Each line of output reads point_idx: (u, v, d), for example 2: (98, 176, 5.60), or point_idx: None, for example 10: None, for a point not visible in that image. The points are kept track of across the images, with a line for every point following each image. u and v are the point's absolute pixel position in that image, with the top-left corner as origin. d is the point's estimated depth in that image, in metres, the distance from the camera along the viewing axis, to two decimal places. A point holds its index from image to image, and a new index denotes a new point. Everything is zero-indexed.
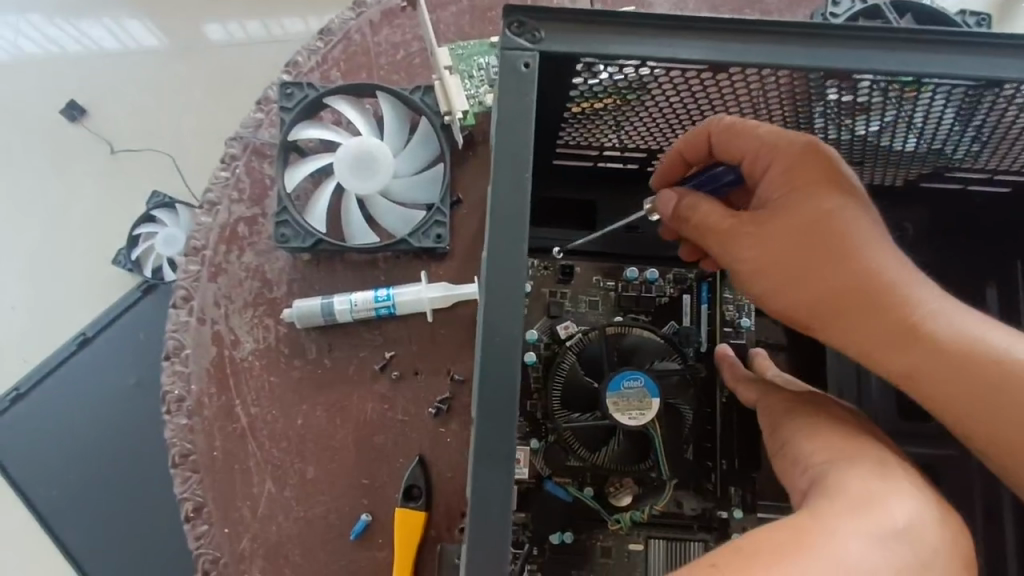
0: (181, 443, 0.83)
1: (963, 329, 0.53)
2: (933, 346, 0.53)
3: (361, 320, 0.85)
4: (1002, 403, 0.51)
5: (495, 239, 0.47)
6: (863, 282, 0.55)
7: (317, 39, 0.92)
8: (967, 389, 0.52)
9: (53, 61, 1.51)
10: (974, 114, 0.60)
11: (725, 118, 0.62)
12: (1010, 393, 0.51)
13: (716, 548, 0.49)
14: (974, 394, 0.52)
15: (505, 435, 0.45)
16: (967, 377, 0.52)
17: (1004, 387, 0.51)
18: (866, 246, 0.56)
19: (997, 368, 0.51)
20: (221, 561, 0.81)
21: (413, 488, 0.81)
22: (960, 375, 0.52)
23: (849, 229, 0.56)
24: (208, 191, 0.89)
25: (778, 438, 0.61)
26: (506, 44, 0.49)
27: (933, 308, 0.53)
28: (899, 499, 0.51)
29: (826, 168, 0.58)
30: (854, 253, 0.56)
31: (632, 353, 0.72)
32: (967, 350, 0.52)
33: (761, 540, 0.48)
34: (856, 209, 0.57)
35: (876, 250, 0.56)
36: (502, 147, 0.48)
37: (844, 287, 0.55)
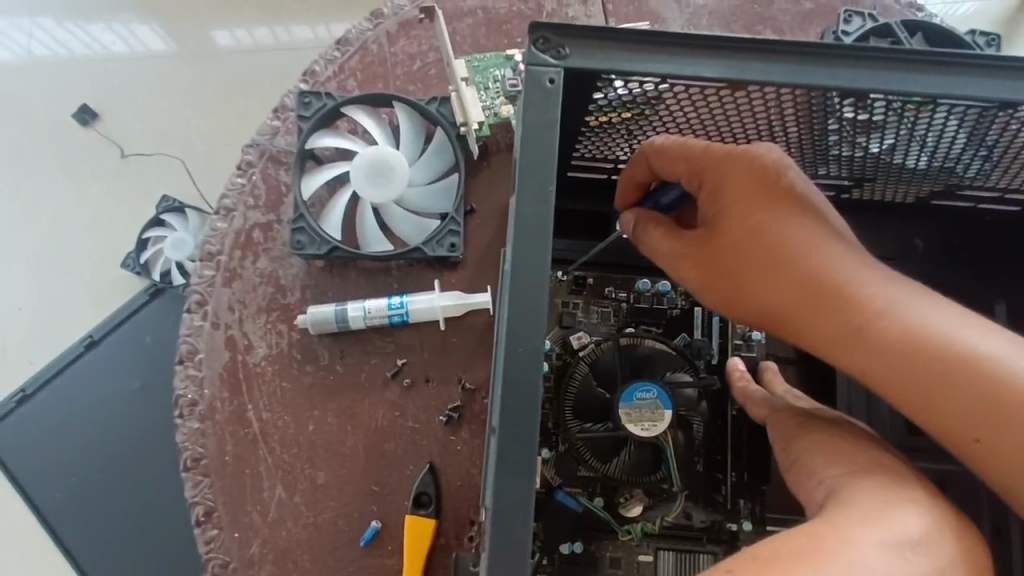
0: (193, 447, 0.83)
1: (914, 325, 0.52)
2: (883, 351, 0.52)
3: (374, 327, 0.86)
4: (964, 398, 0.50)
5: (520, 249, 0.48)
6: (804, 294, 0.55)
7: (334, 48, 0.93)
8: (924, 386, 0.51)
9: (65, 66, 1.52)
10: (986, 134, 0.61)
11: (657, 141, 0.61)
12: (968, 385, 0.50)
13: (732, 555, 0.49)
14: (934, 391, 0.51)
15: (527, 441, 0.45)
16: (921, 377, 0.51)
17: (961, 381, 0.50)
18: (807, 254, 0.55)
19: (951, 362, 0.50)
20: (230, 566, 0.81)
21: (423, 495, 0.82)
22: (914, 374, 0.51)
23: (787, 239, 0.56)
24: (224, 197, 0.90)
25: (791, 452, 0.63)
26: (531, 60, 0.50)
27: (877, 309, 0.53)
28: (911, 509, 0.52)
29: (765, 172, 0.58)
30: (795, 265, 0.55)
31: (644, 364, 0.73)
32: (919, 346, 0.51)
33: (775, 549, 0.48)
34: (790, 221, 0.57)
35: (820, 257, 0.55)
36: (527, 158, 0.49)
37: (788, 301, 0.56)
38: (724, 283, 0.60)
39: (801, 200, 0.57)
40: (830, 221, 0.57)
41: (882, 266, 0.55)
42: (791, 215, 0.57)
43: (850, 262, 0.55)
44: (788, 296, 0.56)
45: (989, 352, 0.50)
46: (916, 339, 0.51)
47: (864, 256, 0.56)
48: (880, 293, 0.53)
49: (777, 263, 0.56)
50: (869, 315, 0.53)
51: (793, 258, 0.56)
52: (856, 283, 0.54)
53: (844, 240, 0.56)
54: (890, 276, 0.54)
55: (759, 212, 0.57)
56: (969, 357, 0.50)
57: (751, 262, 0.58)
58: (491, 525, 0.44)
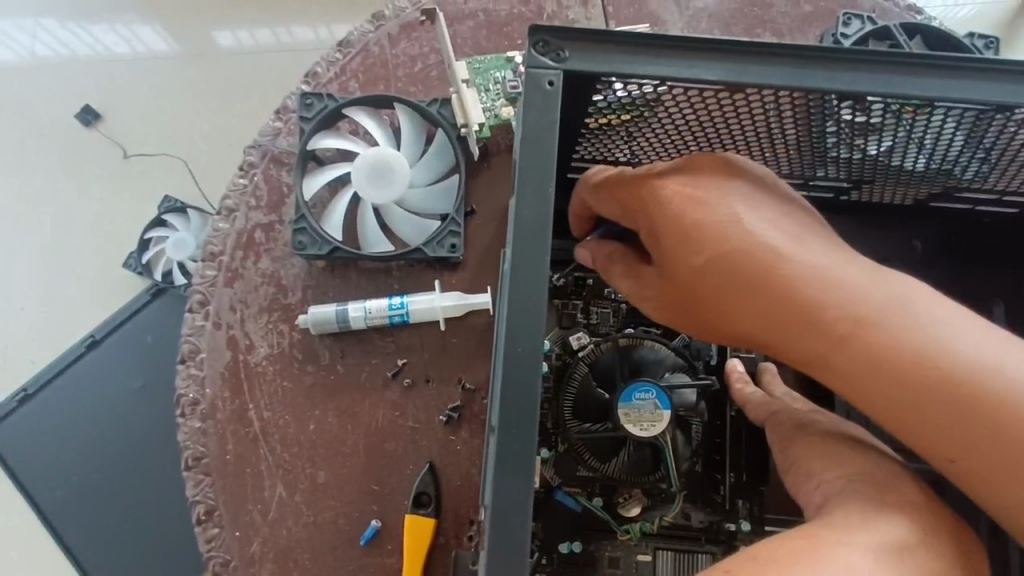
0: (194, 446, 0.84)
1: (872, 348, 0.52)
2: (846, 376, 0.53)
3: (374, 327, 0.86)
4: (934, 413, 0.50)
5: (520, 254, 0.48)
6: (763, 325, 0.55)
7: (336, 50, 0.94)
8: (890, 406, 0.52)
9: (68, 67, 1.53)
10: (983, 136, 0.61)
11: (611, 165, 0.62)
12: (934, 401, 0.50)
13: (730, 556, 0.50)
14: (900, 411, 0.52)
15: (528, 445, 0.46)
16: (885, 399, 0.52)
17: (922, 391, 0.50)
18: (758, 280, 0.54)
19: (912, 369, 0.51)
20: (230, 564, 0.81)
21: (423, 495, 0.82)
22: (879, 397, 0.52)
23: (741, 263, 0.54)
24: (226, 198, 0.90)
25: (789, 453, 0.63)
26: (530, 62, 0.51)
27: (834, 334, 0.53)
28: (905, 514, 0.53)
29: (715, 191, 0.56)
30: (750, 295, 0.54)
31: (643, 365, 0.74)
32: (880, 369, 0.52)
33: (775, 549, 0.49)
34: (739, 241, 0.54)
35: (773, 282, 0.53)
36: (526, 164, 0.50)
37: (748, 332, 0.56)
38: (689, 311, 0.60)
39: (753, 215, 0.55)
40: (782, 231, 0.55)
41: (840, 275, 0.53)
42: (745, 235, 0.55)
43: (804, 280, 0.53)
44: (747, 327, 0.56)
45: (954, 358, 0.50)
46: (875, 363, 0.52)
47: (820, 265, 0.54)
48: (835, 314, 0.52)
49: (732, 295, 0.55)
50: (828, 342, 0.53)
51: (747, 287, 0.54)
52: (810, 306, 0.53)
53: (800, 251, 0.54)
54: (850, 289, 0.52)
55: (713, 235, 0.55)
56: (935, 368, 0.50)
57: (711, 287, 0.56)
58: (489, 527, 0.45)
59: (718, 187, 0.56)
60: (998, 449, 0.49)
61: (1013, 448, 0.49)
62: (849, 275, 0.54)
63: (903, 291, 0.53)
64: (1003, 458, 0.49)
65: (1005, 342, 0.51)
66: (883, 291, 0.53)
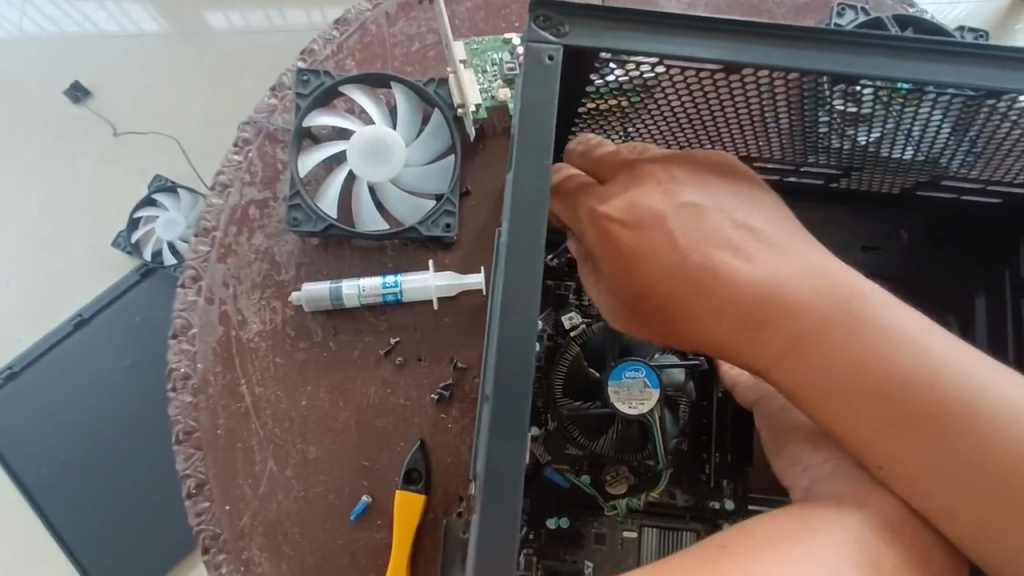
0: (185, 420, 0.84)
1: (819, 356, 0.54)
2: (794, 383, 0.55)
3: (368, 305, 0.87)
4: (879, 418, 0.53)
5: (515, 245, 0.49)
6: (718, 328, 0.56)
7: (333, 28, 0.93)
8: (838, 413, 0.54)
9: (58, 44, 1.51)
10: (971, 126, 0.62)
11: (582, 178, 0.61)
12: (878, 403, 0.53)
13: (724, 533, 0.52)
14: (843, 412, 0.54)
15: (521, 428, 0.46)
16: (835, 406, 0.54)
17: (862, 389, 0.53)
18: (708, 288, 0.56)
19: (856, 372, 0.53)
20: (221, 537, 0.82)
21: (413, 472, 0.83)
22: (831, 404, 0.54)
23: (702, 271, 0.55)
24: (219, 173, 0.90)
25: (777, 438, 0.65)
26: (531, 36, 0.51)
27: (779, 340, 0.55)
28: (892, 497, 0.54)
29: (669, 205, 0.57)
30: (703, 302, 0.56)
31: (634, 346, 0.74)
32: (829, 378, 0.54)
33: (767, 527, 0.52)
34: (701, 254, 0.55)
35: (723, 288, 0.55)
36: (524, 151, 0.50)
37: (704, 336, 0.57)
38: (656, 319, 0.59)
39: (705, 225, 0.56)
40: (730, 235, 0.56)
41: (787, 276, 0.55)
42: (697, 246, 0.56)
43: (746, 287, 0.55)
44: (702, 333, 0.57)
45: (900, 364, 0.53)
46: (823, 371, 0.54)
47: (767, 267, 0.55)
48: (785, 320, 0.54)
49: (686, 302, 0.56)
50: (775, 349, 0.55)
51: (699, 295, 0.56)
52: (759, 310, 0.55)
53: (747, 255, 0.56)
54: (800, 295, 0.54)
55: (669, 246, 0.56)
56: (883, 375, 0.52)
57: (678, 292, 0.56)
58: (482, 507, 0.46)
59: (672, 198, 0.57)
60: (932, 450, 0.52)
61: (941, 450, 0.52)
62: (798, 279, 0.55)
63: (853, 296, 0.55)
64: (939, 463, 0.52)
65: (951, 346, 0.54)
66: (834, 296, 0.54)
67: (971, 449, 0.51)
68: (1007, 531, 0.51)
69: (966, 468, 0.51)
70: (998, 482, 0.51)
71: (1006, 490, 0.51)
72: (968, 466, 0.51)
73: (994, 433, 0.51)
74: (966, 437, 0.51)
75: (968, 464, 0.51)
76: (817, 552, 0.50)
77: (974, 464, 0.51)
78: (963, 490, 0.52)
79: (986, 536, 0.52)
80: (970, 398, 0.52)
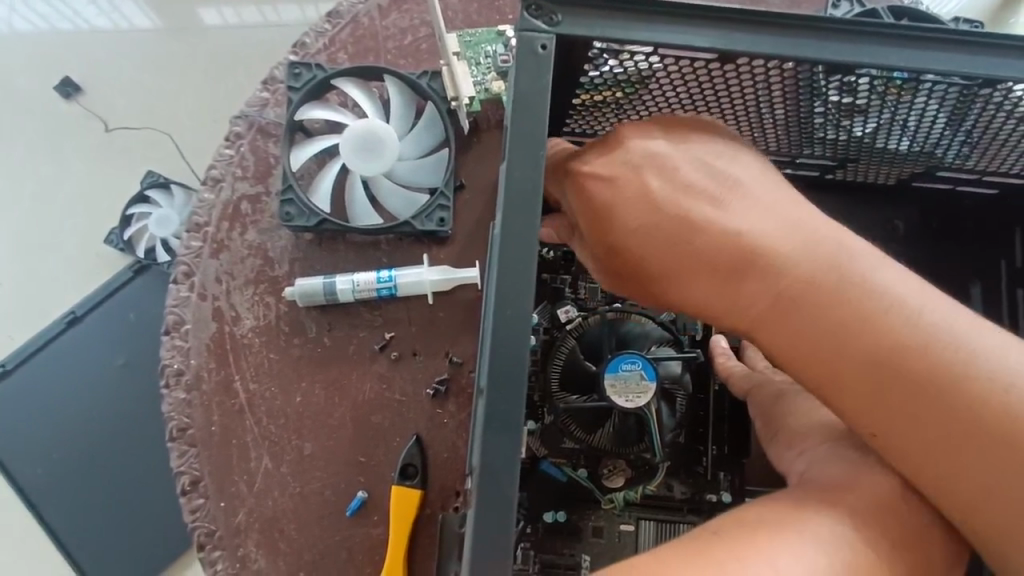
0: (179, 417, 0.83)
1: (805, 319, 0.54)
2: (780, 348, 0.55)
3: (362, 300, 0.86)
4: (867, 385, 0.52)
5: (508, 231, 0.48)
6: (703, 294, 0.56)
7: (325, 21, 0.92)
8: (822, 377, 0.54)
9: (47, 40, 1.49)
10: (966, 117, 0.62)
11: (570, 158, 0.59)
12: (867, 365, 0.52)
13: (717, 519, 0.53)
14: (831, 376, 0.53)
15: (516, 419, 0.46)
16: (820, 370, 0.54)
17: (849, 349, 0.52)
18: (689, 247, 0.54)
19: (844, 332, 0.53)
20: (216, 534, 0.81)
21: (409, 467, 0.83)
22: (815, 367, 0.54)
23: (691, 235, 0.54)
24: (211, 168, 0.89)
25: (774, 429, 0.65)
26: (523, 26, 0.51)
27: (764, 304, 0.55)
28: (884, 486, 0.55)
29: (639, 154, 0.55)
30: (683, 266, 0.55)
31: (630, 339, 0.74)
32: (815, 343, 0.53)
33: (760, 513, 0.53)
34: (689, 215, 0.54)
35: (704, 248, 0.54)
36: (517, 140, 0.49)
37: (691, 304, 0.56)
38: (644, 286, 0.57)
39: (680, 178, 0.55)
40: (713, 194, 0.55)
41: (774, 240, 0.54)
42: (679, 205, 0.54)
43: (732, 248, 0.54)
44: (687, 298, 0.56)
45: (891, 328, 0.52)
46: (808, 332, 0.54)
47: (751, 228, 0.54)
48: (769, 284, 0.54)
49: (673, 268, 0.55)
50: (760, 311, 0.55)
51: (683, 256, 0.55)
52: (742, 275, 0.54)
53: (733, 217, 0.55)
54: (788, 256, 0.54)
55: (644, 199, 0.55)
56: (871, 339, 0.52)
57: (668, 256, 0.55)
58: (477, 499, 0.45)
59: (644, 148, 0.56)
60: (924, 412, 0.51)
61: (932, 412, 0.51)
62: (784, 241, 0.54)
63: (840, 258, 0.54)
64: (930, 426, 0.51)
65: (947, 311, 0.53)
66: (820, 258, 0.54)
67: (965, 413, 0.50)
68: (1002, 504, 0.50)
69: (960, 437, 0.50)
70: (994, 445, 0.50)
71: (1003, 462, 0.50)
72: (962, 436, 0.50)
73: (985, 395, 0.50)
74: (960, 404, 0.50)
75: (962, 433, 0.50)
76: (808, 538, 0.50)
77: (965, 427, 0.50)
78: (957, 463, 0.51)
79: (980, 510, 0.51)
80: (965, 363, 0.51)
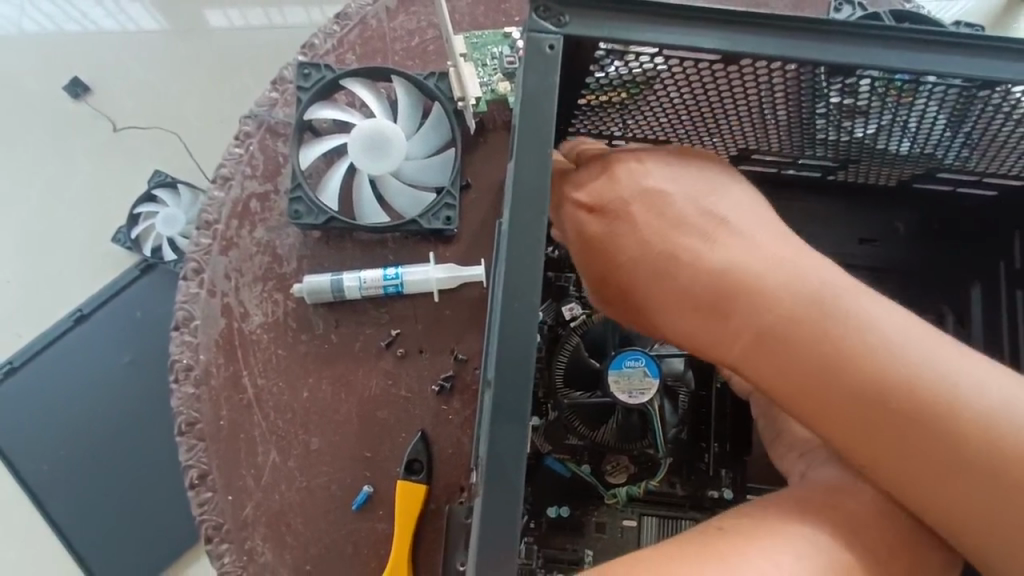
0: (188, 412, 0.84)
1: (787, 353, 0.54)
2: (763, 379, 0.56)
3: (369, 297, 0.88)
4: (851, 416, 0.53)
5: (517, 231, 0.49)
6: (691, 323, 0.58)
7: (334, 23, 0.94)
8: (808, 408, 0.54)
9: (57, 41, 1.51)
10: (965, 119, 0.63)
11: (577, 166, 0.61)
12: (850, 399, 0.52)
13: (720, 516, 0.54)
14: (815, 408, 0.54)
15: (523, 416, 0.47)
16: (804, 402, 0.54)
17: (833, 383, 0.53)
18: (672, 279, 0.58)
19: (826, 367, 0.53)
20: (223, 527, 0.82)
21: (414, 462, 0.84)
22: (799, 400, 0.55)
23: (680, 266, 0.57)
24: (221, 167, 0.90)
25: (775, 425, 0.66)
26: (531, 27, 0.52)
27: (747, 334, 0.56)
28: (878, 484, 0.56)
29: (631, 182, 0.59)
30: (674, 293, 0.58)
31: (633, 336, 0.75)
32: (795, 375, 0.54)
33: (762, 511, 0.54)
34: (681, 248, 0.57)
35: (686, 277, 0.57)
36: (524, 139, 0.51)
37: (679, 331, 0.59)
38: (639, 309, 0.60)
39: (669, 199, 0.59)
40: (703, 222, 0.58)
41: (758, 270, 0.56)
42: (670, 234, 0.58)
43: (717, 277, 0.56)
44: (676, 325, 0.59)
45: (871, 358, 0.52)
46: (793, 365, 0.54)
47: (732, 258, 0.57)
48: (752, 314, 0.55)
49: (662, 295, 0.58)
50: (746, 343, 0.56)
51: (673, 283, 0.58)
52: (725, 302, 0.56)
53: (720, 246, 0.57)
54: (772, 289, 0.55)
55: (633, 229, 0.59)
56: (851, 370, 0.52)
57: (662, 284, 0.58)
58: (483, 494, 0.47)
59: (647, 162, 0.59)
60: (909, 443, 0.52)
61: (917, 444, 0.51)
62: (767, 270, 0.56)
63: (825, 289, 0.55)
64: (916, 457, 0.52)
65: (930, 339, 0.53)
66: (804, 290, 0.55)
67: (952, 443, 0.51)
68: (998, 525, 0.51)
69: (946, 466, 0.51)
70: (980, 472, 0.50)
71: (991, 487, 0.50)
72: (950, 462, 0.51)
73: (971, 426, 0.50)
74: (946, 427, 0.51)
75: (951, 460, 0.51)
76: (808, 537, 0.51)
77: (952, 456, 0.51)
78: (947, 486, 0.51)
79: (977, 530, 0.52)
80: (948, 391, 0.51)
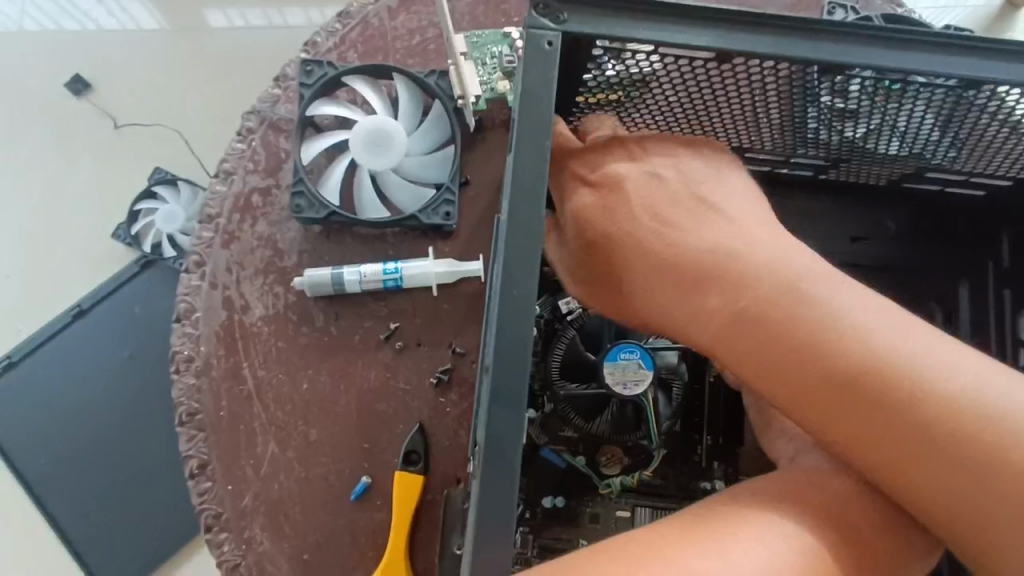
0: (188, 402, 0.85)
1: (764, 332, 0.57)
2: (743, 363, 0.58)
3: (369, 291, 0.89)
4: (828, 401, 0.55)
5: (516, 220, 0.51)
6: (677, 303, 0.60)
7: (336, 21, 0.95)
8: (783, 388, 0.57)
9: (59, 38, 1.52)
10: (952, 120, 0.65)
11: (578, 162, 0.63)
12: (824, 378, 0.55)
13: (713, 497, 0.56)
14: (790, 388, 0.56)
15: (521, 399, 0.48)
16: (781, 382, 0.56)
17: (805, 363, 0.55)
18: None
19: (800, 347, 0.55)
20: (222, 517, 0.83)
21: (412, 454, 0.85)
22: (775, 380, 0.57)
23: None
24: (223, 161, 0.92)
25: (766, 414, 0.68)
26: (531, 23, 0.54)
27: (729, 316, 0.58)
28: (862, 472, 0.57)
29: None
30: None
31: (628, 329, 0.77)
32: (772, 354, 0.56)
33: (752, 494, 0.56)
34: (676, 234, 0.60)
35: None
36: (524, 132, 0.52)
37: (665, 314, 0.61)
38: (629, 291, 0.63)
39: None
40: None
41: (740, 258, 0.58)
42: None
43: None
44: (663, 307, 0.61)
45: (843, 340, 0.54)
46: (769, 346, 0.56)
47: (723, 242, 0.59)
48: (736, 298, 0.58)
49: None
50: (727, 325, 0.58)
51: None
52: (709, 286, 0.59)
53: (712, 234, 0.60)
54: (752, 273, 0.57)
55: None
56: (824, 351, 0.54)
57: None
58: (480, 474, 0.48)
59: None
60: (882, 424, 0.53)
61: (891, 426, 0.53)
62: (755, 256, 0.58)
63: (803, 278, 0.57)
64: (889, 437, 0.53)
65: (907, 327, 0.55)
66: (781, 277, 0.57)
67: (925, 426, 0.52)
68: (977, 511, 0.51)
69: (921, 450, 0.52)
70: (956, 456, 0.51)
71: (966, 472, 0.51)
72: (924, 447, 0.52)
73: (945, 410, 0.52)
74: (920, 409, 0.52)
75: (925, 444, 0.52)
76: (796, 517, 0.53)
77: (928, 438, 0.52)
78: (922, 470, 0.53)
79: (953, 514, 0.53)
80: (920, 373, 0.53)
